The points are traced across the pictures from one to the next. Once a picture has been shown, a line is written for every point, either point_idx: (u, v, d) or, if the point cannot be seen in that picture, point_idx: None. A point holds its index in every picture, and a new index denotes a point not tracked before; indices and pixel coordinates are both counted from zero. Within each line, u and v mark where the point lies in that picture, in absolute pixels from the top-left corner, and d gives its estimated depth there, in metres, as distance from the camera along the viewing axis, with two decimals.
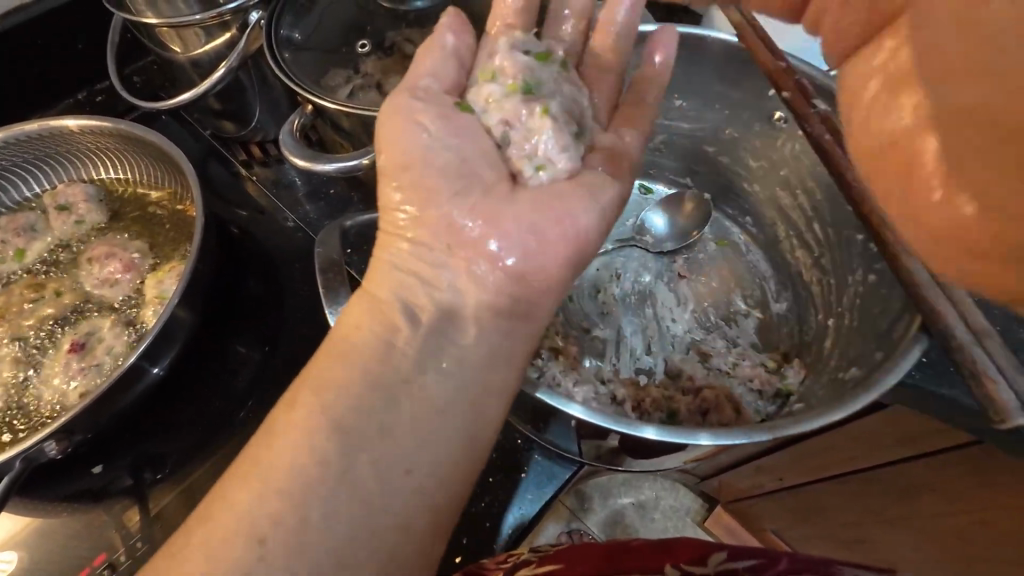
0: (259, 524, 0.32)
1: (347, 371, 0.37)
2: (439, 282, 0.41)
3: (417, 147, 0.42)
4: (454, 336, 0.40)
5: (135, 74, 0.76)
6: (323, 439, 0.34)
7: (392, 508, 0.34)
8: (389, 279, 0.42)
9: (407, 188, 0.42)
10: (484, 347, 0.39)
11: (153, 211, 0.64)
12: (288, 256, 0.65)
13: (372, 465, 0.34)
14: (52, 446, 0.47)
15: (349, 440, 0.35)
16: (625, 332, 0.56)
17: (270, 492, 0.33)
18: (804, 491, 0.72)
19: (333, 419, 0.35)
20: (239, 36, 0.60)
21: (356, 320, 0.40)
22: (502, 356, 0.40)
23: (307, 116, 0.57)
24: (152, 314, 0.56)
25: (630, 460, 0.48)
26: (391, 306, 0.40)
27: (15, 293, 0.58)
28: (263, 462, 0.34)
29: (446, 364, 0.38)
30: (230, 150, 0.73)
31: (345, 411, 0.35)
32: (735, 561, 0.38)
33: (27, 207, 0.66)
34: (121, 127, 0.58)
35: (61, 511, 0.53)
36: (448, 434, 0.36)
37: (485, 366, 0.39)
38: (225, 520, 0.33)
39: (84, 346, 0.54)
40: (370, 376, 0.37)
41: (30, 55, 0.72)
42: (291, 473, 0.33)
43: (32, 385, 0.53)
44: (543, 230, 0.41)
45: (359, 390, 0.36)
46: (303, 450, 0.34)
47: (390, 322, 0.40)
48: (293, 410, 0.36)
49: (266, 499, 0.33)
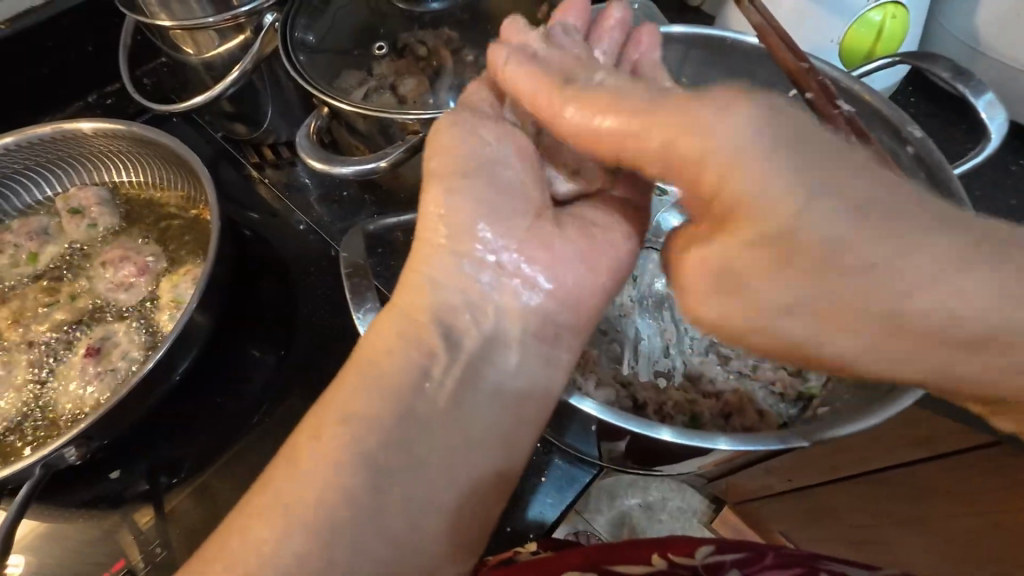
0: (284, 564, 0.30)
1: (373, 396, 0.35)
2: (470, 302, 0.40)
3: (473, 156, 0.39)
4: (495, 361, 0.39)
5: (145, 76, 0.76)
6: (352, 472, 0.33)
7: (433, 541, 0.34)
8: (416, 296, 0.40)
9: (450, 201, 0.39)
10: (516, 371, 0.39)
11: (168, 213, 0.64)
12: (301, 259, 0.65)
13: (397, 491, 0.34)
14: (71, 452, 0.47)
15: (379, 471, 0.33)
16: (642, 335, 0.56)
17: (295, 531, 0.31)
18: (815, 493, 0.71)
19: (362, 451, 0.33)
20: (253, 38, 0.60)
21: (383, 341, 0.38)
22: (531, 377, 0.39)
23: (323, 118, 0.57)
24: (169, 318, 0.56)
25: (645, 464, 0.48)
26: (425, 327, 0.39)
27: (29, 297, 0.58)
28: (286, 492, 0.32)
29: (482, 390, 0.38)
30: (242, 153, 0.72)
31: (381, 447, 0.34)
32: (722, 554, 0.39)
33: (40, 210, 0.65)
34: (135, 129, 0.57)
35: (76, 515, 0.53)
36: (475, 466, 0.36)
37: (519, 396, 0.38)
38: (244, 555, 0.31)
39: (100, 350, 0.54)
40: (402, 407, 0.35)
41: (40, 58, 0.72)
42: (329, 509, 0.32)
43: (48, 390, 0.53)
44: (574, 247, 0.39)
45: (385, 417, 0.35)
46: (330, 482, 0.32)
47: (426, 345, 0.38)
48: (319, 440, 0.34)
49: (290, 534, 0.31)
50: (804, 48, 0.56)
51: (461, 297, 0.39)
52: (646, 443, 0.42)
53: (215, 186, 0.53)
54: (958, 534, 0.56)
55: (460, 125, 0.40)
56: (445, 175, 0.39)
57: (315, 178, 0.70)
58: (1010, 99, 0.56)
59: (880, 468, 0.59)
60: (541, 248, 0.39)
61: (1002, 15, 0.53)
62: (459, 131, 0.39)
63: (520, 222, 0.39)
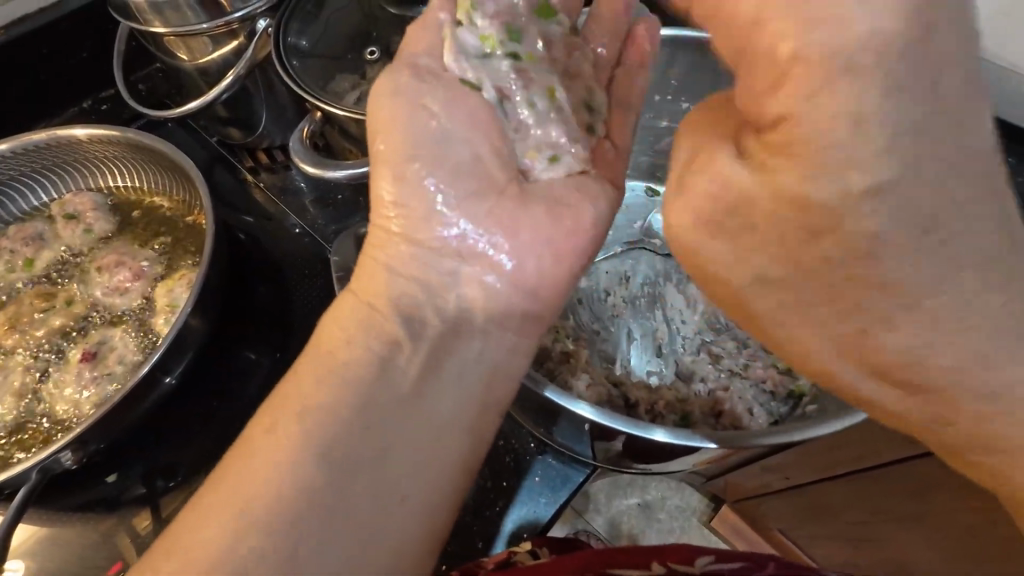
0: (243, 561, 0.29)
1: (336, 381, 0.35)
2: (443, 293, 0.40)
3: (428, 136, 0.39)
4: (459, 349, 0.39)
5: (140, 82, 0.76)
6: (312, 460, 0.32)
7: (395, 534, 0.33)
8: (379, 281, 0.40)
9: (406, 187, 0.40)
10: (481, 360, 0.39)
11: (164, 219, 0.64)
12: (296, 261, 0.65)
13: (361, 485, 0.33)
14: (68, 456, 0.47)
15: (340, 462, 0.32)
16: (635, 335, 0.56)
17: (249, 523, 0.30)
18: (810, 490, 0.72)
19: (325, 440, 0.33)
20: (246, 44, 0.60)
21: (342, 329, 0.37)
22: (495, 367, 0.39)
23: (316, 122, 0.57)
24: (165, 323, 0.56)
25: (639, 463, 0.48)
26: (386, 316, 0.38)
27: (26, 302, 0.59)
28: (240, 486, 0.31)
29: (445, 376, 0.37)
30: (236, 157, 0.73)
31: (340, 432, 0.33)
32: (720, 564, 0.40)
33: (37, 216, 0.66)
34: (129, 135, 0.58)
35: (73, 519, 0.53)
36: (440, 450, 0.35)
37: (484, 384, 0.38)
38: (198, 555, 0.29)
39: (96, 354, 0.54)
40: (358, 392, 0.35)
41: (34, 65, 0.72)
42: (281, 499, 0.31)
43: (44, 395, 0.53)
44: (542, 228, 0.40)
45: (345, 408, 0.34)
46: (288, 471, 0.31)
47: (389, 334, 0.37)
48: (277, 428, 0.33)
49: (248, 533, 0.30)
50: None
51: (423, 283, 0.40)
52: (633, 440, 0.42)
53: (210, 191, 0.54)
54: (955, 529, 0.56)
55: (408, 95, 0.40)
56: (403, 150, 0.39)
57: (308, 181, 0.70)
58: (993, 98, 0.57)
59: (874, 466, 0.59)
60: (504, 230, 0.40)
61: (988, 14, 0.54)
62: (402, 101, 0.39)
63: (483, 195, 0.41)
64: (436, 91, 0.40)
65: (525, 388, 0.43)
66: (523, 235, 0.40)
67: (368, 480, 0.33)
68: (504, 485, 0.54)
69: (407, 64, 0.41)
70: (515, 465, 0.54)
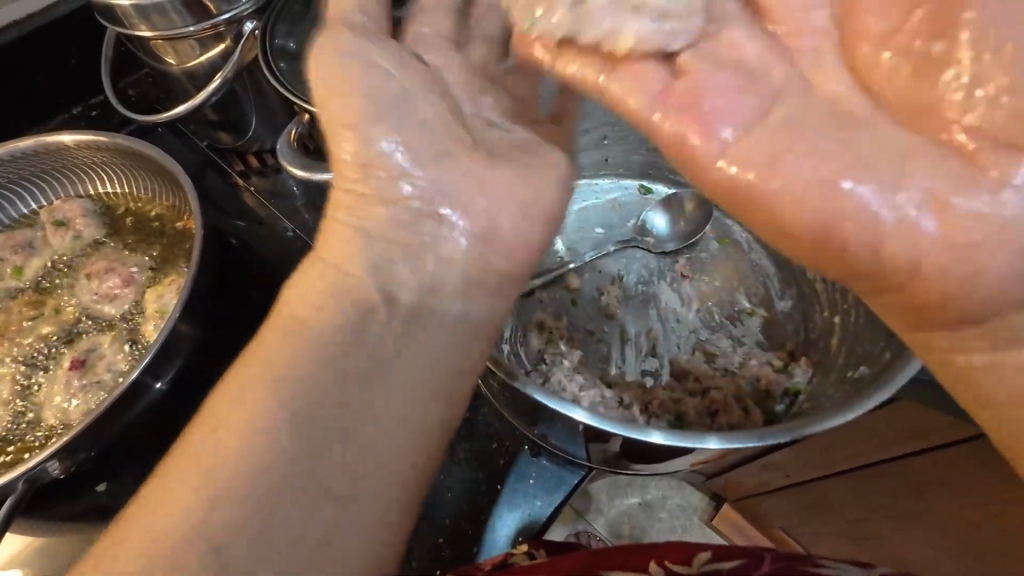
0: (212, 521, 0.29)
1: (277, 388, 0.32)
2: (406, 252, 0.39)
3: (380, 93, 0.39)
4: (429, 307, 0.38)
5: (130, 87, 0.76)
6: (278, 422, 0.32)
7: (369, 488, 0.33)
8: (344, 252, 0.38)
9: (362, 141, 0.38)
10: (461, 315, 0.39)
11: (153, 224, 0.63)
12: (288, 265, 0.65)
13: (334, 450, 0.32)
14: (55, 466, 0.47)
15: (306, 425, 0.32)
16: (630, 335, 0.56)
17: (212, 484, 0.30)
18: (811, 487, 0.71)
19: (289, 405, 0.32)
20: (233, 47, 0.60)
21: (310, 297, 0.36)
22: (471, 325, 0.39)
23: (304, 125, 0.57)
24: (155, 330, 0.56)
25: (636, 464, 0.48)
26: (356, 279, 0.37)
27: (15, 310, 0.58)
28: (209, 450, 0.31)
29: (419, 335, 0.37)
30: (227, 161, 0.72)
31: (295, 398, 0.32)
32: (718, 562, 0.39)
33: (26, 224, 0.65)
34: (116, 140, 0.57)
35: (65, 528, 0.53)
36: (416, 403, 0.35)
37: (455, 342, 0.38)
38: (164, 520, 0.29)
39: (85, 362, 0.53)
40: (314, 359, 0.34)
41: (23, 72, 0.72)
42: (242, 471, 0.30)
43: (34, 403, 0.53)
44: (503, 185, 0.39)
45: (300, 378, 0.33)
46: (257, 435, 0.31)
47: (356, 299, 0.36)
48: (238, 388, 0.33)
49: (212, 496, 0.30)
50: None
51: (397, 252, 0.39)
52: (627, 441, 0.41)
53: (198, 196, 0.53)
54: (954, 526, 0.55)
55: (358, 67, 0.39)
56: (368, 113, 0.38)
57: (299, 182, 0.69)
58: None
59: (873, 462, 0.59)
60: (476, 188, 0.39)
61: None
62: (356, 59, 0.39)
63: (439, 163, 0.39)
64: (387, 63, 0.39)
65: (517, 388, 0.42)
66: (492, 191, 0.39)
67: (336, 446, 0.32)
68: (499, 487, 0.53)
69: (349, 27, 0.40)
70: (512, 467, 0.54)
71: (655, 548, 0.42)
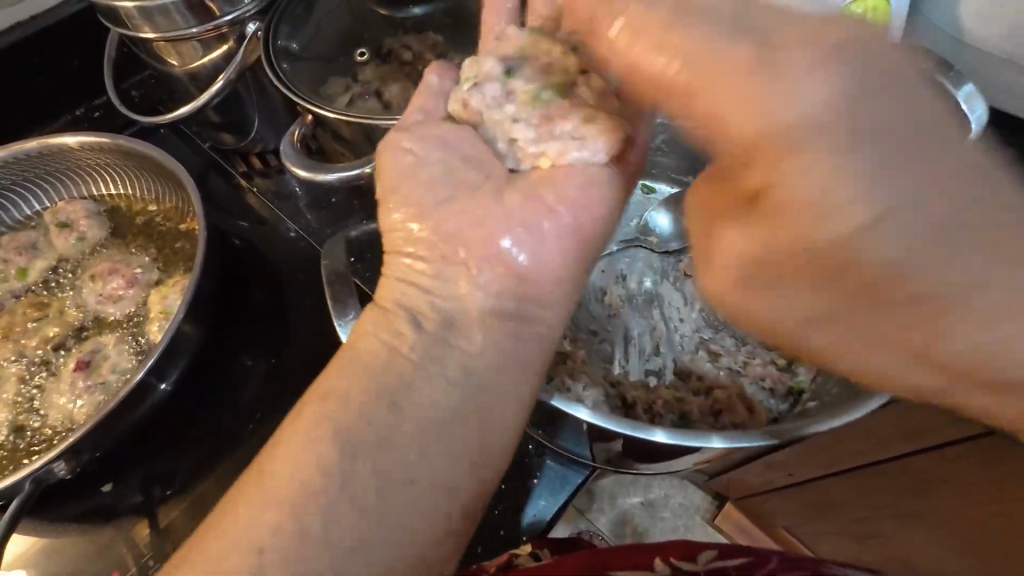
0: (261, 534, 0.31)
1: (336, 413, 0.34)
2: (440, 291, 0.40)
3: (404, 170, 0.42)
4: (466, 344, 0.38)
5: (133, 88, 0.76)
6: (327, 445, 0.33)
7: (403, 520, 0.33)
8: (391, 292, 0.41)
9: (407, 206, 0.42)
10: (494, 351, 0.38)
11: (156, 226, 0.64)
12: (291, 266, 0.65)
13: (373, 474, 0.33)
14: (61, 467, 0.47)
15: (354, 451, 0.33)
16: (632, 335, 0.55)
17: (270, 497, 0.32)
18: (813, 486, 0.71)
19: (340, 428, 0.34)
20: (236, 48, 0.60)
21: (364, 332, 0.39)
22: (507, 358, 0.38)
23: (307, 126, 0.57)
24: (158, 331, 0.56)
25: (640, 463, 0.48)
26: (399, 316, 0.39)
27: (18, 312, 0.58)
28: (269, 468, 0.33)
29: (460, 366, 0.37)
30: (230, 162, 0.72)
31: (344, 420, 0.34)
32: (725, 560, 0.39)
33: (29, 226, 0.65)
34: (121, 142, 0.57)
35: (71, 529, 0.53)
36: (455, 436, 0.35)
37: (495, 373, 0.38)
38: (223, 535, 0.31)
39: (89, 363, 0.54)
40: (365, 388, 0.35)
41: (26, 73, 0.72)
42: (294, 486, 0.32)
43: (38, 404, 0.53)
44: (535, 222, 0.40)
45: (353, 405, 0.35)
46: (309, 455, 0.33)
47: (397, 331, 0.38)
48: (297, 417, 0.35)
49: (268, 508, 0.32)
50: None
51: (433, 292, 0.40)
52: (631, 441, 0.42)
53: (202, 197, 0.53)
54: (957, 524, 0.55)
55: (393, 144, 0.43)
56: (387, 187, 0.43)
57: (301, 184, 0.70)
58: None
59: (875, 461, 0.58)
60: (509, 223, 0.40)
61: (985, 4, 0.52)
62: (392, 156, 0.43)
63: (477, 194, 0.41)
64: (419, 130, 0.43)
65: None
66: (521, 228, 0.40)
67: (378, 471, 0.33)
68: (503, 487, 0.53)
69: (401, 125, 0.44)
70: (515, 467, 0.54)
71: (659, 547, 0.42)
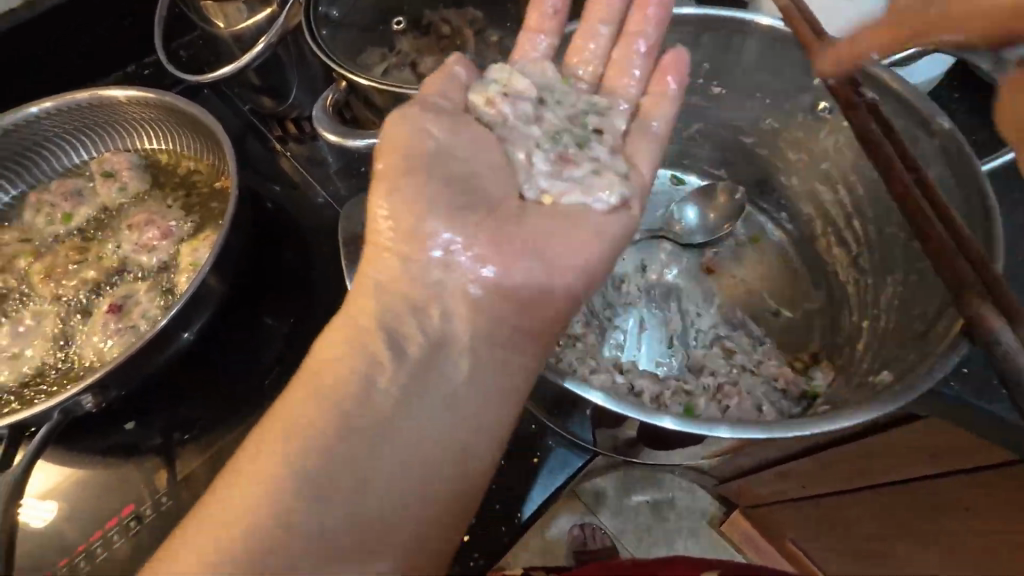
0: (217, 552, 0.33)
1: (307, 445, 0.37)
2: (426, 311, 0.44)
3: (423, 147, 0.45)
4: (446, 366, 0.43)
5: (181, 49, 0.78)
6: (303, 468, 0.36)
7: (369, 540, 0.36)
8: (370, 302, 0.43)
9: (394, 207, 0.44)
10: (466, 381, 0.42)
11: (193, 183, 0.66)
12: (318, 232, 0.66)
13: (342, 501, 0.36)
14: (88, 400, 0.50)
15: (328, 478, 0.36)
16: (646, 324, 0.55)
17: (231, 521, 0.34)
18: (826, 501, 0.69)
19: (319, 451, 0.37)
20: (279, 12, 0.61)
21: (333, 352, 0.41)
22: (470, 391, 0.42)
23: (341, 92, 0.57)
24: (186, 282, 0.57)
25: (645, 451, 0.47)
26: (378, 337, 0.42)
27: (61, 254, 0.61)
28: (232, 492, 0.35)
29: (444, 397, 0.41)
30: (267, 126, 0.74)
31: (324, 446, 0.37)
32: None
33: (73, 174, 0.68)
34: (164, 97, 0.59)
35: (94, 461, 0.56)
36: (426, 463, 0.39)
37: (477, 406, 0.42)
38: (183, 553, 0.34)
39: (122, 307, 0.56)
40: (341, 410, 0.38)
41: (81, 27, 0.75)
42: (266, 508, 0.34)
43: (73, 342, 0.56)
44: (536, 261, 0.44)
45: (334, 425, 0.38)
46: (286, 475, 0.35)
47: (374, 356, 0.41)
48: (276, 436, 0.37)
49: (226, 532, 0.34)
50: (839, 30, 0.52)
51: (410, 309, 0.44)
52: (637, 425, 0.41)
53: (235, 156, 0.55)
54: (975, 549, 0.54)
55: (412, 120, 0.45)
56: (397, 169, 0.44)
57: (333, 152, 0.71)
58: None
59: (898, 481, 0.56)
60: (504, 257, 0.45)
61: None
62: (410, 127, 0.45)
63: (476, 211, 0.45)
64: (437, 114, 0.47)
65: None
66: (503, 253, 0.45)
67: (346, 494, 0.36)
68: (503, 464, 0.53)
69: (419, 101, 0.47)
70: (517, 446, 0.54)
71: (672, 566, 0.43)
